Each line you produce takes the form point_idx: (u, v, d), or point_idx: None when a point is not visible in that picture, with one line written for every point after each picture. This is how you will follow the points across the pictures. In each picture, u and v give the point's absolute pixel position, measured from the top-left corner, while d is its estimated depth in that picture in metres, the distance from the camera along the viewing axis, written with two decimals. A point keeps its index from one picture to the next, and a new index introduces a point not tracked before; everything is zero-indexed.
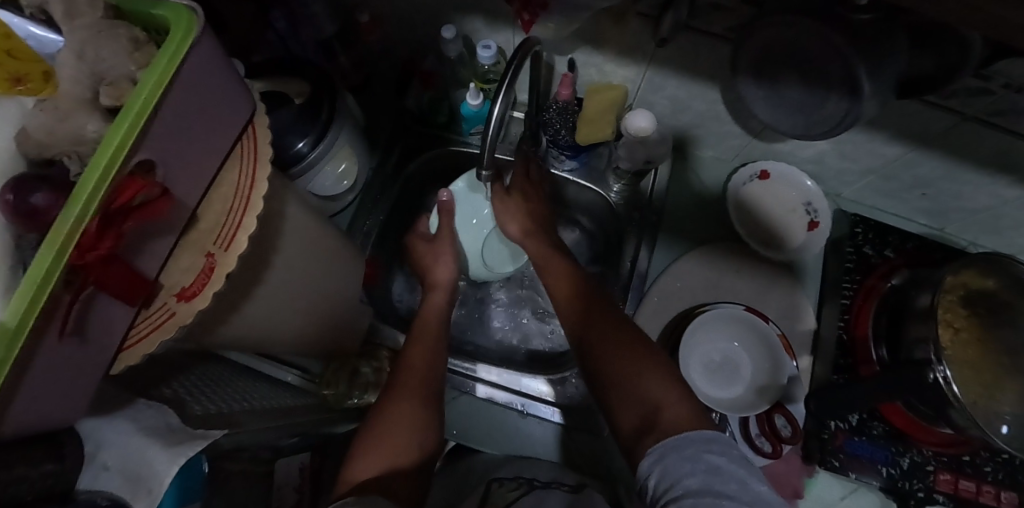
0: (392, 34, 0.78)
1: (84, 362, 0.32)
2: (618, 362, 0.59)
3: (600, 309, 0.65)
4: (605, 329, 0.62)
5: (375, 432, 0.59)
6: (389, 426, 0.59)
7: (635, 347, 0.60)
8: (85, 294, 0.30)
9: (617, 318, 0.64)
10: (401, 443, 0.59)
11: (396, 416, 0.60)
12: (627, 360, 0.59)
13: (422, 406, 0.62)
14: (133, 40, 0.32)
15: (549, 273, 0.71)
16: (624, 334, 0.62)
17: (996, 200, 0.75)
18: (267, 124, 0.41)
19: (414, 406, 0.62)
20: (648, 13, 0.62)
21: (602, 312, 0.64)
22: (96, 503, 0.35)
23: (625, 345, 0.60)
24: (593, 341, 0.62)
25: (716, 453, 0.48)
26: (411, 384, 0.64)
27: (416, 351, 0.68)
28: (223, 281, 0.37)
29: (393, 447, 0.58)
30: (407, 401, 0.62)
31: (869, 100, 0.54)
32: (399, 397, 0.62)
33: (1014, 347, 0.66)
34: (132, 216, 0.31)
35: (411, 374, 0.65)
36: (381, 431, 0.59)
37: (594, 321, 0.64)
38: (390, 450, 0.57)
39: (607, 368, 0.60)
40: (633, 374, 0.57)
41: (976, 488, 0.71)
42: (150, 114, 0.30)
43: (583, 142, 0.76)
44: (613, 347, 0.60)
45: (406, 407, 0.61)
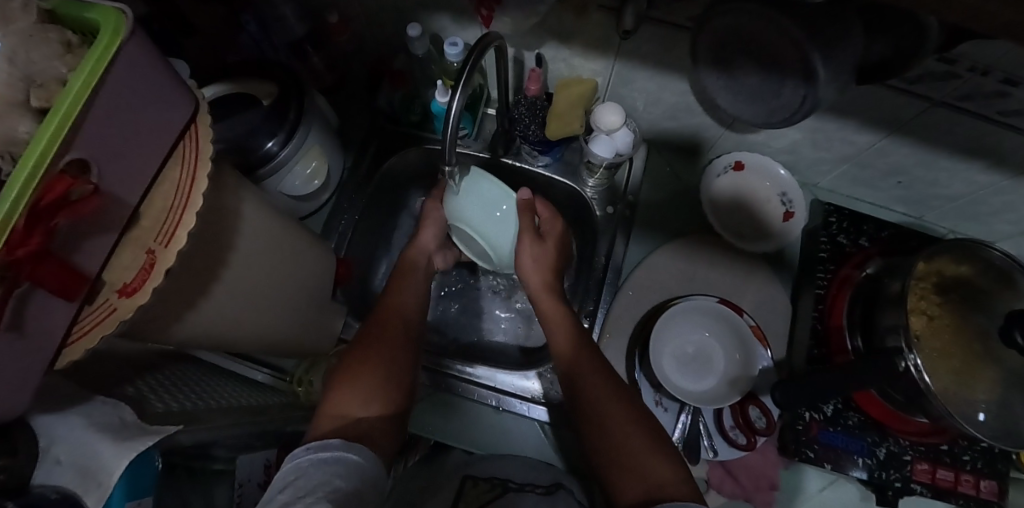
0: (362, 34, 0.79)
1: (25, 358, 0.33)
2: (618, 434, 0.61)
3: (599, 373, 0.67)
4: (602, 398, 0.65)
5: (358, 370, 0.63)
6: (370, 367, 0.63)
7: (632, 420, 0.62)
8: (18, 291, 0.31)
9: (612, 387, 0.66)
10: (385, 387, 0.62)
11: (378, 358, 0.64)
12: (628, 436, 0.61)
13: (403, 357, 0.66)
14: (65, 44, 0.33)
15: (554, 331, 0.74)
16: (625, 406, 0.64)
17: (972, 187, 0.74)
18: (211, 123, 0.42)
19: (395, 351, 0.66)
20: (609, 5, 0.62)
21: (601, 378, 0.66)
22: (46, 498, 0.36)
23: (623, 418, 0.62)
24: (590, 410, 0.64)
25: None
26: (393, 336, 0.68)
27: (398, 300, 0.74)
28: (163, 277, 0.38)
29: (374, 387, 0.61)
30: (388, 348, 0.66)
31: (825, 85, 0.53)
32: (382, 341, 0.67)
33: (987, 332, 0.64)
34: (62, 213, 0.31)
35: (390, 320, 0.70)
36: (363, 372, 0.62)
37: (592, 387, 0.66)
38: (373, 390, 0.61)
39: (603, 439, 0.62)
40: (632, 450, 0.59)
41: (953, 477, 0.71)
42: (79, 115, 0.31)
43: (552, 137, 0.77)
44: (613, 419, 0.63)
45: (387, 353, 0.65)
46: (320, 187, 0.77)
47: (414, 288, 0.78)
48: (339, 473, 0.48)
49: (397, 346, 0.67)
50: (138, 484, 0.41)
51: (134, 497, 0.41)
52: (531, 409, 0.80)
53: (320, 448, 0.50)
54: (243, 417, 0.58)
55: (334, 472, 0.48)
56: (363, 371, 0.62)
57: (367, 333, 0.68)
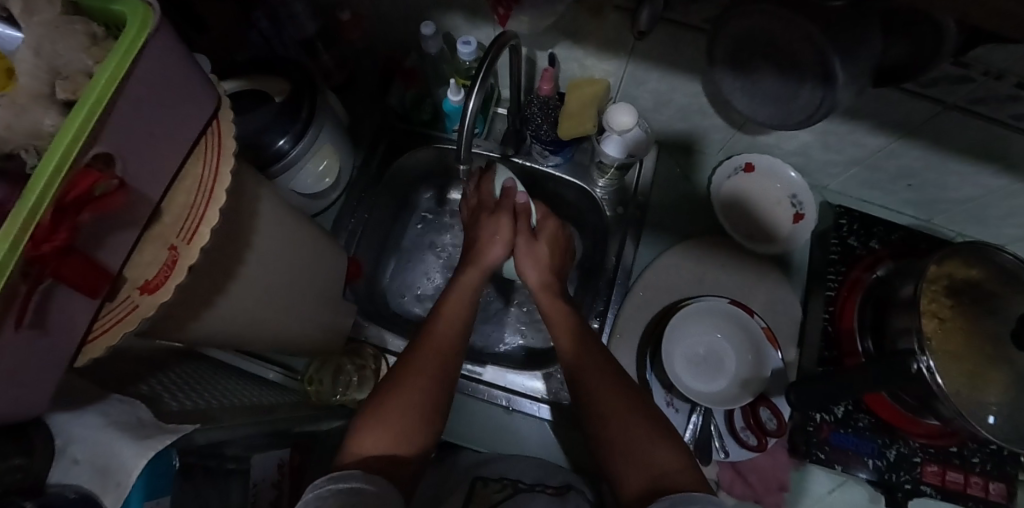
0: (374, 31, 0.79)
1: (48, 356, 0.33)
2: (619, 427, 0.61)
3: (598, 363, 0.66)
4: (603, 388, 0.64)
5: (388, 402, 0.60)
6: (402, 401, 0.60)
7: (633, 411, 0.62)
8: (42, 287, 0.30)
9: (612, 378, 0.65)
10: (414, 421, 0.60)
11: (413, 393, 0.61)
12: (631, 428, 0.60)
13: (439, 390, 0.63)
14: (90, 36, 0.32)
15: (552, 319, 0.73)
16: (624, 393, 0.63)
17: (981, 190, 0.75)
18: (233, 119, 0.41)
19: (432, 387, 0.63)
20: (625, 5, 0.62)
21: (600, 367, 0.66)
22: (65, 498, 0.36)
23: (624, 408, 0.62)
24: (592, 401, 0.64)
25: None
26: (433, 367, 0.64)
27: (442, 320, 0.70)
28: (185, 274, 0.37)
29: (401, 423, 0.59)
30: (424, 381, 0.63)
31: (843, 88, 0.53)
32: (418, 371, 0.63)
33: (999, 336, 0.65)
34: (87, 208, 0.31)
35: (431, 345, 0.66)
36: (395, 406, 0.59)
37: (591, 377, 0.65)
38: (403, 425, 0.59)
39: (607, 431, 0.62)
40: (635, 442, 0.59)
41: (962, 479, 0.71)
42: (105, 109, 0.30)
43: (563, 136, 0.77)
44: (612, 411, 0.62)
45: (422, 389, 0.62)
46: (331, 185, 0.77)
47: (459, 306, 0.72)
48: (353, 502, 0.48)
49: (434, 377, 0.63)
50: (156, 482, 0.41)
51: (152, 498, 0.40)
52: (542, 408, 0.80)
53: (338, 478, 0.50)
54: (253, 417, 0.58)
55: (347, 500, 0.48)
56: (394, 405, 0.60)
57: (403, 362, 0.64)
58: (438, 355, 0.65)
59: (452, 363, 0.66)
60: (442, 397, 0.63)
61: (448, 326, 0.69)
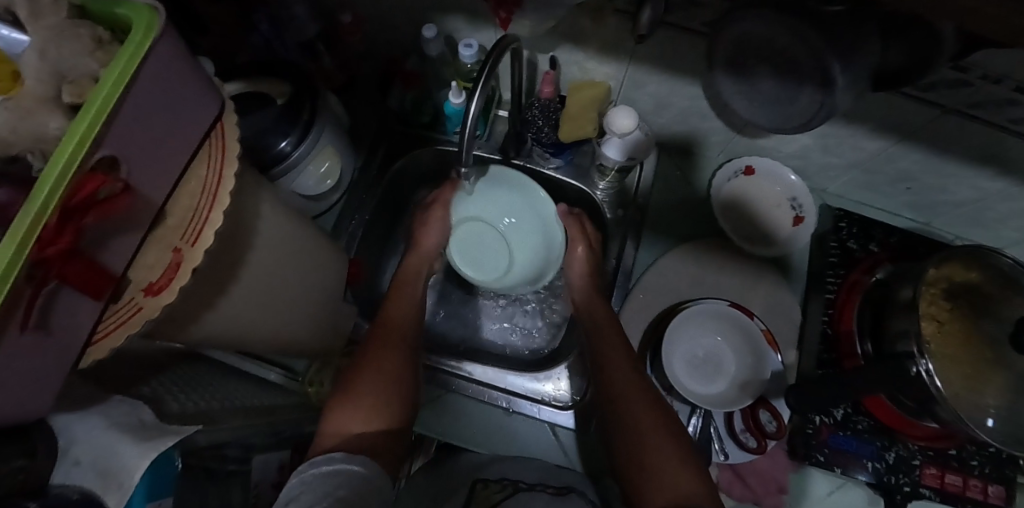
0: (375, 34, 0.79)
1: (51, 356, 0.33)
2: (654, 448, 0.62)
3: (642, 389, 0.67)
4: (643, 412, 0.65)
5: (357, 385, 0.62)
6: (370, 381, 0.63)
7: (670, 438, 0.63)
8: (47, 289, 0.31)
9: (653, 406, 0.66)
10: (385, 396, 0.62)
11: (380, 373, 0.64)
12: (665, 453, 0.61)
13: (404, 373, 0.66)
14: (96, 40, 0.32)
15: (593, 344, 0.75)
16: (649, 410, 0.65)
17: (980, 193, 0.75)
18: (236, 122, 0.42)
19: (398, 367, 0.66)
20: (625, 9, 0.62)
21: (645, 393, 0.67)
22: (68, 499, 0.36)
23: (662, 434, 0.63)
24: (630, 425, 0.65)
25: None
26: (394, 351, 0.68)
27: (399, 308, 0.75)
28: (189, 277, 0.38)
29: (375, 404, 0.61)
30: (389, 363, 0.66)
31: (842, 92, 0.54)
32: (382, 354, 0.66)
33: (997, 338, 0.65)
34: (92, 212, 0.31)
35: (392, 331, 0.70)
36: (363, 387, 0.62)
37: (631, 401, 0.66)
38: (375, 403, 0.61)
39: (640, 452, 0.62)
40: (666, 466, 0.60)
41: (961, 482, 0.72)
42: (112, 112, 0.31)
43: (564, 139, 0.77)
44: (649, 435, 0.63)
45: (388, 370, 0.65)
46: (332, 187, 0.77)
47: (414, 302, 0.77)
48: (340, 484, 0.48)
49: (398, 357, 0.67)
50: (159, 483, 0.41)
51: (154, 498, 0.40)
52: (541, 411, 0.80)
53: (322, 462, 0.50)
54: (255, 419, 0.58)
55: (336, 483, 0.48)
56: (363, 385, 0.62)
57: (365, 349, 0.68)
58: (399, 342, 0.69)
59: (412, 350, 0.70)
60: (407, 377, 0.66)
61: (407, 319, 0.74)
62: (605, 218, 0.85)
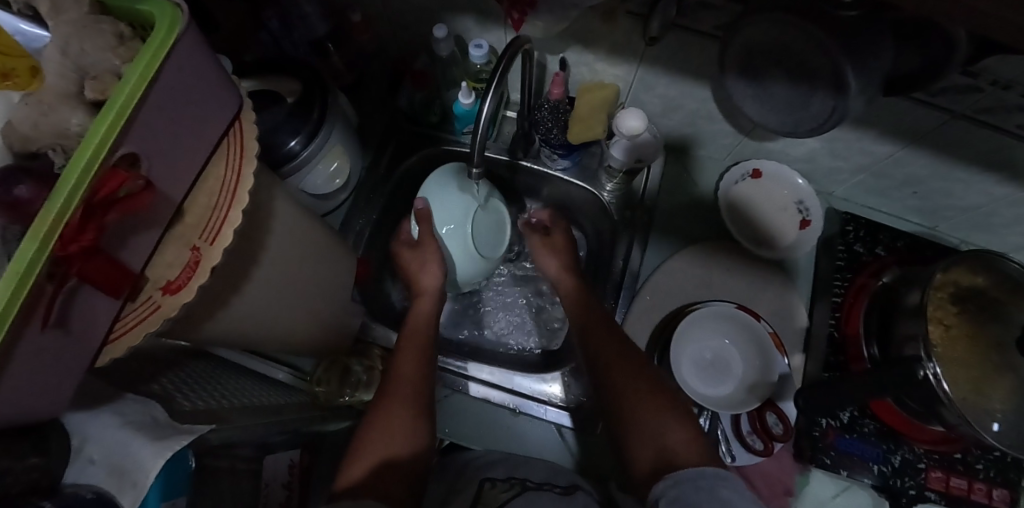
0: (384, 33, 0.79)
1: (71, 354, 0.33)
2: (633, 398, 0.62)
3: (612, 343, 0.68)
4: (619, 364, 0.66)
5: (367, 436, 0.61)
6: (381, 430, 0.61)
7: (645, 386, 0.63)
8: (68, 287, 0.30)
9: (626, 358, 0.66)
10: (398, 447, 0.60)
11: (389, 422, 0.62)
12: (641, 401, 0.62)
13: (415, 420, 0.63)
14: (117, 35, 0.32)
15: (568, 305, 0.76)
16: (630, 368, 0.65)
17: (986, 198, 0.76)
18: (254, 119, 0.42)
19: (410, 416, 0.63)
20: (637, 11, 0.62)
21: (614, 347, 0.67)
22: (80, 498, 0.36)
23: (637, 383, 0.63)
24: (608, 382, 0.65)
25: (729, 489, 0.50)
26: (403, 392, 0.65)
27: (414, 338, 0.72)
28: (208, 275, 0.38)
29: (384, 450, 0.59)
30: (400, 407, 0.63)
31: (855, 97, 0.54)
32: (391, 402, 0.64)
33: (1003, 343, 0.66)
34: (115, 209, 0.31)
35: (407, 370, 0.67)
36: (371, 437, 0.61)
37: (609, 358, 0.67)
38: (384, 451, 0.59)
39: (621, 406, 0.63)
40: (646, 417, 0.60)
41: (966, 485, 0.72)
42: (134, 109, 0.30)
43: (574, 141, 0.77)
44: (625, 389, 0.64)
45: (396, 418, 0.62)
46: (340, 186, 0.77)
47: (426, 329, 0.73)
48: None
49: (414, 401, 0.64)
50: (173, 483, 0.41)
51: (168, 497, 0.40)
52: (547, 411, 0.81)
53: None
54: (264, 418, 0.58)
55: None
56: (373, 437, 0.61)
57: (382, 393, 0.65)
58: (410, 387, 0.66)
59: (425, 392, 0.67)
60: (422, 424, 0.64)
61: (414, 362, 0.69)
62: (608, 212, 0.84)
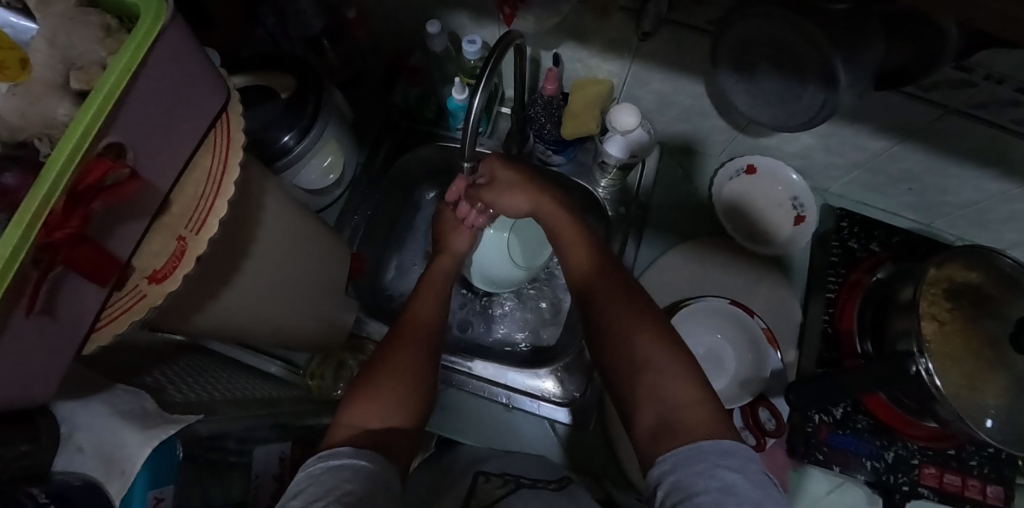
0: (380, 30, 0.79)
1: (56, 342, 0.33)
2: (640, 351, 0.58)
3: (617, 294, 0.63)
4: (624, 315, 0.61)
5: (379, 378, 0.59)
6: (393, 375, 0.59)
7: (648, 330, 0.59)
8: (53, 274, 0.31)
9: (632, 311, 0.61)
10: (402, 395, 0.58)
11: (401, 369, 0.60)
12: (645, 350, 0.58)
13: (424, 369, 0.62)
14: (105, 27, 0.32)
15: (568, 247, 0.69)
16: (632, 314, 0.61)
17: (981, 194, 0.75)
18: (242, 112, 0.42)
19: (417, 367, 0.61)
20: (630, 6, 0.63)
21: (622, 297, 0.63)
22: (68, 484, 0.36)
23: (643, 326, 0.59)
24: (612, 334, 0.61)
25: (733, 469, 0.46)
26: (417, 343, 0.64)
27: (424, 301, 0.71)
28: (193, 264, 0.38)
29: (394, 396, 0.58)
30: (411, 357, 0.62)
31: (846, 90, 0.54)
32: (403, 352, 0.62)
33: (997, 339, 0.65)
34: (100, 197, 0.31)
35: (414, 325, 0.66)
36: (383, 382, 0.58)
37: (613, 313, 0.62)
38: (396, 397, 0.58)
39: (627, 360, 0.58)
40: (653, 372, 0.56)
41: (960, 481, 0.72)
42: (118, 100, 0.31)
43: (568, 136, 0.77)
44: (630, 341, 0.59)
45: (408, 368, 0.61)
46: (334, 181, 0.77)
47: (435, 299, 0.71)
48: (347, 478, 0.47)
49: (418, 355, 0.63)
50: (161, 472, 0.41)
51: (155, 484, 0.40)
52: (540, 407, 0.81)
53: (329, 456, 0.49)
54: (255, 410, 0.58)
55: (343, 477, 0.47)
56: (382, 381, 0.58)
57: (386, 343, 0.64)
58: (420, 335, 0.65)
59: (432, 347, 0.65)
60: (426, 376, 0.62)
61: (429, 315, 0.69)
62: (596, 195, 0.84)
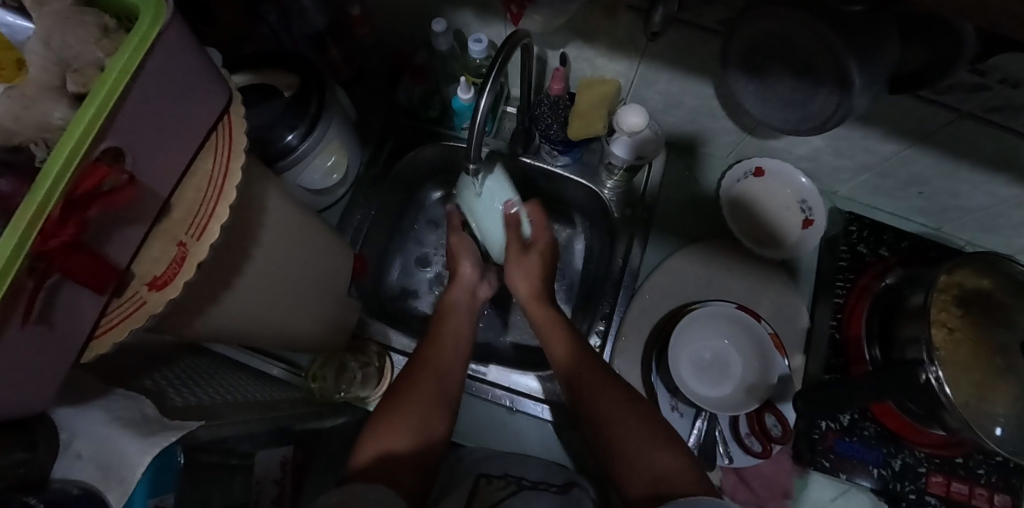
0: (384, 27, 0.79)
1: (54, 348, 0.32)
2: (630, 436, 0.58)
3: (598, 376, 0.63)
4: (600, 389, 0.62)
5: (388, 420, 0.58)
6: (393, 418, 0.58)
7: (632, 417, 0.59)
8: (50, 282, 0.30)
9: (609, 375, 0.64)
10: (405, 434, 0.58)
11: (412, 409, 0.59)
12: (635, 433, 0.58)
13: (438, 406, 0.61)
14: (102, 28, 0.31)
15: (543, 327, 0.71)
16: (617, 394, 0.61)
17: (993, 199, 0.74)
18: (243, 114, 0.41)
19: (427, 404, 0.61)
20: (639, 5, 0.61)
21: (603, 380, 0.63)
22: (68, 494, 0.35)
23: (624, 410, 0.60)
24: (597, 410, 0.61)
25: None
26: (428, 384, 0.62)
27: (444, 337, 0.69)
28: (193, 271, 0.37)
29: (394, 438, 0.57)
30: (415, 401, 0.60)
31: (860, 94, 0.52)
32: (416, 391, 0.61)
33: (1007, 347, 0.65)
34: (96, 204, 0.30)
35: (430, 369, 0.64)
36: (387, 423, 0.58)
37: (598, 383, 0.63)
38: (394, 438, 0.57)
39: (620, 449, 0.58)
40: (642, 444, 0.57)
41: (967, 490, 0.71)
42: (117, 102, 0.30)
43: (574, 137, 0.76)
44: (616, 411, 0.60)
45: (414, 408, 0.60)
46: (338, 181, 0.76)
47: (457, 337, 0.70)
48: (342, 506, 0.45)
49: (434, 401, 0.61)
50: (160, 479, 0.40)
51: (154, 494, 0.39)
52: (543, 410, 0.81)
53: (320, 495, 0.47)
54: (258, 414, 0.58)
55: None
56: (388, 424, 0.58)
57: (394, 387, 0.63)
58: (437, 375, 0.63)
59: (451, 386, 0.64)
60: (437, 418, 0.61)
61: (451, 353, 0.67)
62: (602, 197, 0.83)
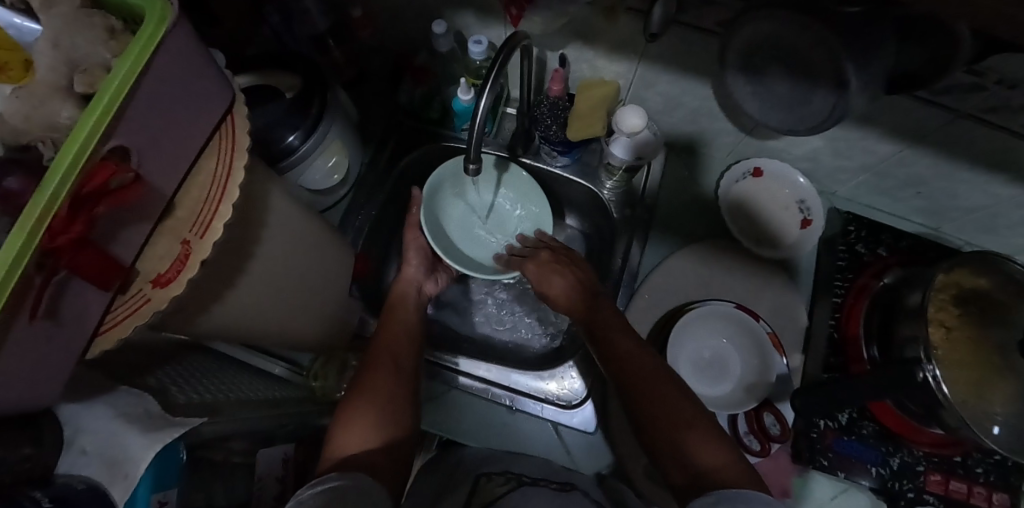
0: (385, 28, 0.79)
1: (61, 344, 0.33)
2: (670, 423, 0.58)
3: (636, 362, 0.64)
4: (637, 374, 0.63)
5: (354, 404, 0.59)
6: (366, 400, 0.60)
7: (673, 403, 0.60)
8: (57, 278, 0.30)
9: (647, 360, 0.65)
10: (383, 418, 0.58)
11: (376, 391, 0.61)
12: (674, 421, 0.59)
13: (401, 389, 0.63)
14: (109, 29, 0.32)
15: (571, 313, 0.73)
16: (654, 382, 0.62)
17: (991, 199, 0.75)
18: (246, 114, 0.42)
19: (392, 382, 0.63)
20: (637, 7, 0.62)
21: (639, 366, 0.64)
22: (73, 488, 0.35)
23: (664, 396, 0.61)
24: (633, 398, 0.62)
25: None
26: (387, 369, 0.64)
27: (391, 331, 0.71)
28: (196, 270, 0.38)
29: (368, 421, 0.57)
30: (381, 385, 0.62)
31: (857, 93, 0.53)
32: (377, 375, 0.63)
33: (1005, 346, 0.65)
34: (104, 201, 0.31)
35: (384, 354, 0.67)
36: (360, 406, 0.59)
37: (632, 371, 0.64)
38: (373, 423, 0.57)
39: (663, 433, 0.59)
40: (684, 434, 0.57)
41: (966, 489, 0.71)
42: (124, 101, 0.30)
43: (574, 138, 0.76)
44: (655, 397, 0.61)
45: (385, 393, 0.61)
46: (339, 181, 0.77)
47: (407, 330, 0.73)
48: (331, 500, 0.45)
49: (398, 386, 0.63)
50: (163, 475, 0.41)
51: (158, 487, 0.40)
52: (543, 408, 0.81)
53: (318, 482, 0.48)
54: (262, 411, 0.59)
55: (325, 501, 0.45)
56: (362, 407, 0.59)
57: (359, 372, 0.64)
58: (390, 359, 0.66)
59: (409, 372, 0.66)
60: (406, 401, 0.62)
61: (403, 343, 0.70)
62: (601, 197, 0.84)
